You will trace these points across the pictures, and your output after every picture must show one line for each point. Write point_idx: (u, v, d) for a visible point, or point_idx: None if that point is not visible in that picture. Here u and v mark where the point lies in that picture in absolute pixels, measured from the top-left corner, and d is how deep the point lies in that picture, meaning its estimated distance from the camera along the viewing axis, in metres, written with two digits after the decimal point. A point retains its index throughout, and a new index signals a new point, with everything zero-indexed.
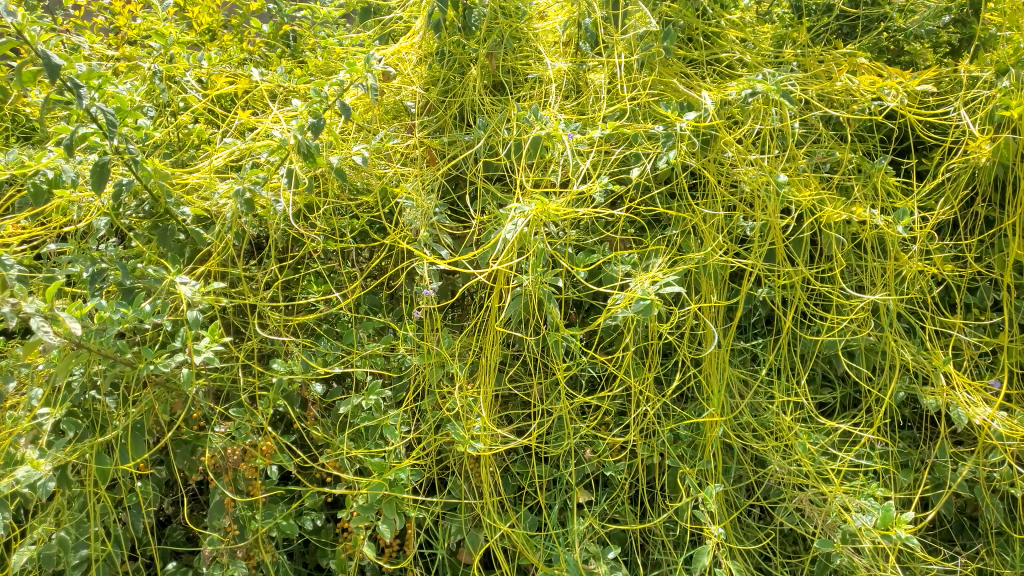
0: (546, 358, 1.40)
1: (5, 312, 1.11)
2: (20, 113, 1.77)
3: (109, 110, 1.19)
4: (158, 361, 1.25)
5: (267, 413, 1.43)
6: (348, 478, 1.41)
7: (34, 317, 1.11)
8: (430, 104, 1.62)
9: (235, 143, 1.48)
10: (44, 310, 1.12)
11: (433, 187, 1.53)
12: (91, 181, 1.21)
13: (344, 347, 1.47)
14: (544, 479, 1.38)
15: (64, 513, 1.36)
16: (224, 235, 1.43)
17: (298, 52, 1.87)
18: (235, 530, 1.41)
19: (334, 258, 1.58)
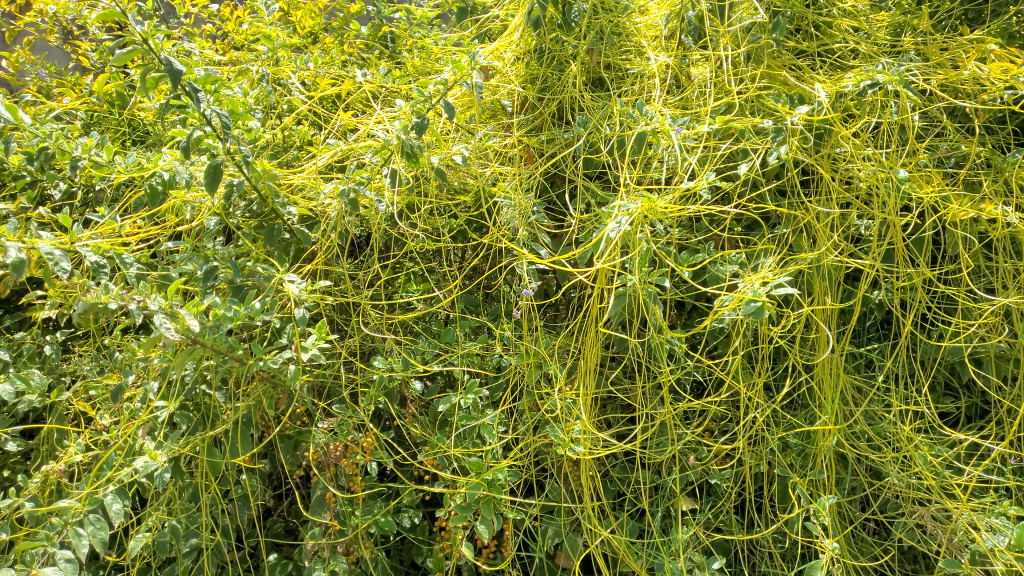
0: (650, 362, 1.35)
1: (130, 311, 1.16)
2: (136, 118, 1.86)
3: (224, 112, 1.22)
4: (267, 357, 1.28)
5: (368, 409, 1.45)
6: (447, 477, 1.41)
7: (157, 313, 1.17)
8: (528, 102, 1.59)
9: (339, 144, 1.51)
10: (165, 307, 1.19)
11: (531, 185, 1.51)
12: (205, 181, 1.25)
13: (443, 346, 1.47)
14: (645, 485, 1.34)
15: (176, 503, 1.41)
16: (328, 234, 1.47)
17: (395, 53, 1.90)
18: (337, 525, 1.43)
19: (432, 257, 1.59)
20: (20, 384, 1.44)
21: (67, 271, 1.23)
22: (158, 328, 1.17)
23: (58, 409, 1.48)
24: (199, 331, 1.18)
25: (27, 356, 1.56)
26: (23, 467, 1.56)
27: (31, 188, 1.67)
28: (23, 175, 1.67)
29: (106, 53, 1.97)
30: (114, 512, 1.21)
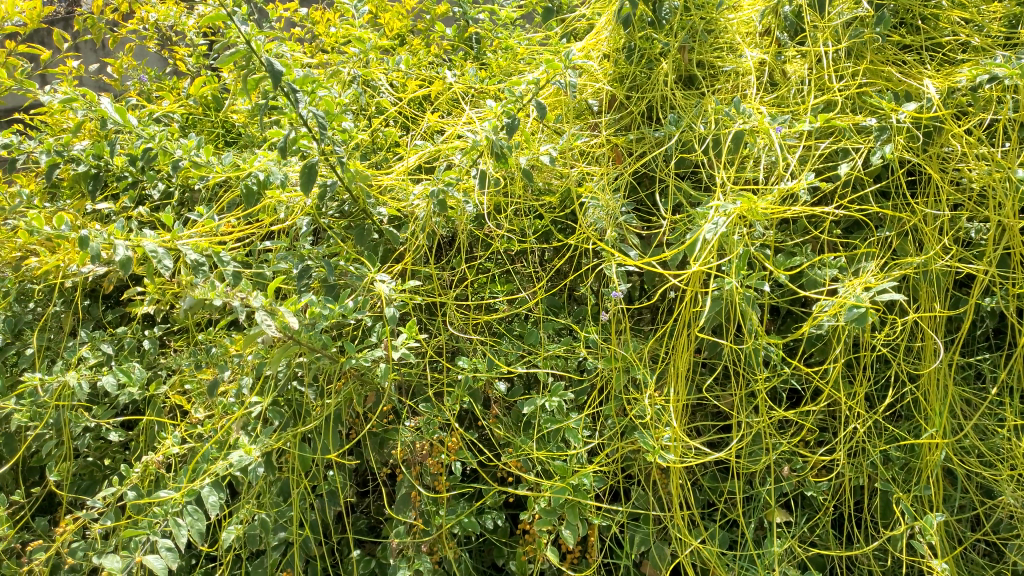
0: (744, 368, 1.31)
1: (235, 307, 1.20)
2: (230, 120, 1.91)
3: (321, 114, 1.25)
4: (359, 356, 1.30)
5: (453, 409, 1.45)
6: (531, 480, 1.40)
7: (259, 311, 1.20)
8: (617, 101, 1.56)
9: (427, 145, 1.51)
10: (266, 305, 1.22)
11: (619, 186, 1.48)
12: (301, 182, 1.27)
13: (528, 347, 1.46)
14: (737, 495, 1.30)
15: (266, 497, 1.44)
16: (416, 235, 1.48)
17: (481, 54, 1.90)
18: (421, 524, 1.43)
19: (517, 257, 1.58)
20: (123, 377, 1.49)
21: (171, 269, 1.27)
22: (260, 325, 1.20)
23: (157, 401, 1.53)
24: (299, 329, 1.20)
25: (128, 350, 1.62)
26: (123, 457, 1.62)
27: (133, 189, 1.73)
28: (126, 176, 1.74)
29: (203, 58, 2.03)
30: (211, 504, 1.23)
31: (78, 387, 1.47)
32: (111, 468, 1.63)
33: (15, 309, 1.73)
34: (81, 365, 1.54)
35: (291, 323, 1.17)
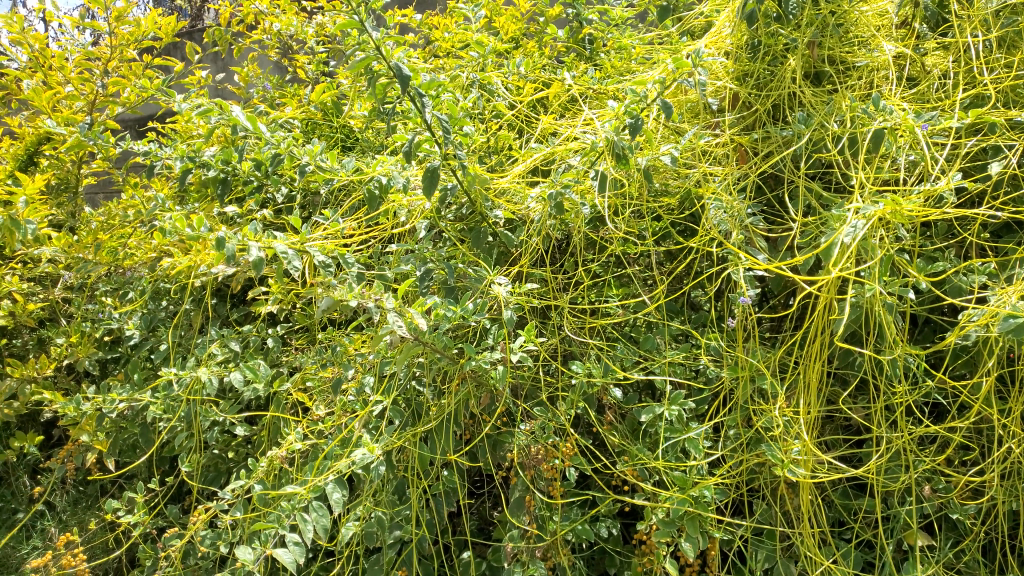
0: (881, 381, 1.24)
1: (368, 308, 1.25)
2: (348, 126, 1.96)
3: (445, 118, 1.26)
4: (478, 357, 1.30)
5: (568, 414, 1.43)
6: (648, 490, 1.37)
7: (391, 312, 1.23)
8: (740, 99, 1.49)
9: (544, 148, 1.50)
10: (398, 306, 1.26)
11: (744, 187, 1.43)
12: (423, 185, 1.28)
13: (645, 354, 1.43)
14: (873, 515, 1.23)
15: (382, 495, 1.45)
16: (531, 238, 1.47)
17: (594, 55, 1.88)
18: (535, 530, 1.42)
19: (635, 260, 1.55)
20: (250, 374, 1.55)
21: (299, 269, 1.31)
22: (391, 326, 1.23)
23: (280, 398, 1.58)
24: (426, 330, 1.21)
25: (254, 348, 1.68)
26: (247, 451, 1.69)
27: (258, 193, 1.80)
28: (252, 181, 1.81)
29: (323, 66, 2.10)
30: (335, 501, 1.26)
31: (209, 382, 1.54)
32: (235, 461, 1.70)
33: (151, 306, 1.83)
34: (211, 362, 1.61)
35: (420, 324, 1.19)
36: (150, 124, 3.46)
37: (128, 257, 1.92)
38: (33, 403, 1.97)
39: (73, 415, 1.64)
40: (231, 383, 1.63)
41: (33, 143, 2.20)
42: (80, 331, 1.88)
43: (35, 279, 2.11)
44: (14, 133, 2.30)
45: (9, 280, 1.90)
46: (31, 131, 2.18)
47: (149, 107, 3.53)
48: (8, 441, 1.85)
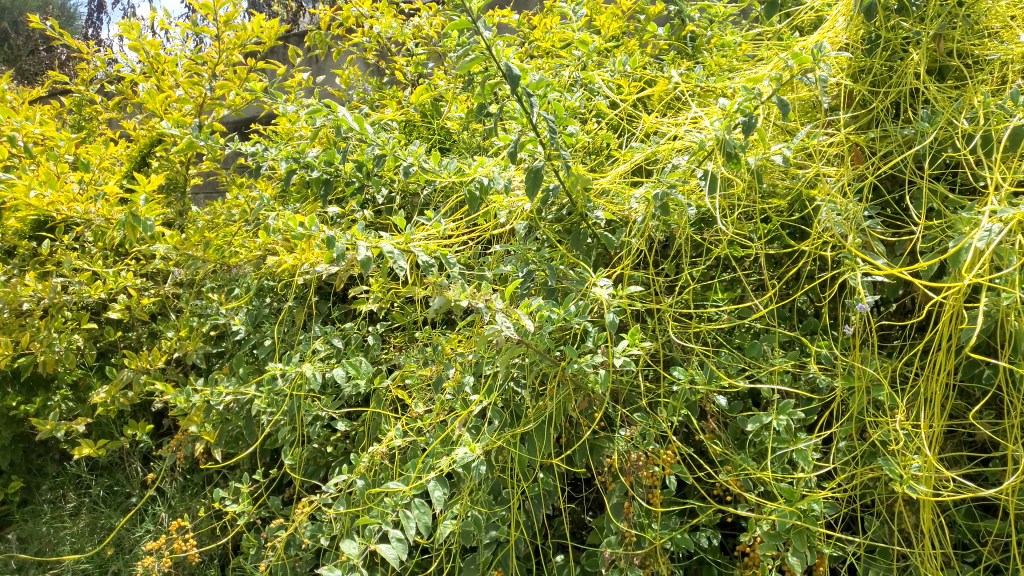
0: (1014, 395, 1.17)
1: (478, 308, 1.24)
2: (446, 127, 1.99)
3: (552, 118, 1.25)
4: (580, 360, 1.28)
5: (669, 420, 1.41)
6: (752, 500, 1.32)
7: (499, 312, 1.22)
8: (857, 97, 1.43)
9: (648, 148, 1.48)
10: (506, 307, 1.24)
11: (860, 188, 1.37)
12: (526, 185, 1.28)
13: (751, 361, 1.38)
14: (1002, 538, 1.15)
15: (478, 494, 1.44)
16: (632, 240, 1.44)
17: (697, 52, 1.84)
18: (633, 537, 1.39)
19: (740, 264, 1.51)
20: (352, 370, 1.58)
21: (404, 269, 1.35)
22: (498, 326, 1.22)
23: (380, 394, 1.61)
24: (533, 330, 1.20)
25: (355, 345, 1.72)
26: (346, 446, 1.72)
27: (360, 194, 1.84)
28: (354, 181, 1.85)
29: (422, 68, 2.13)
30: (436, 498, 1.28)
31: (313, 378, 1.58)
32: (333, 455, 1.72)
33: (256, 303, 1.90)
34: (315, 358, 1.66)
35: (530, 324, 1.17)
36: (252, 126, 3.60)
37: (234, 255, 2.00)
38: (146, 393, 2.08)
39: (184, 406, 1.71)
40: (332, 379, 1.67)
41: (148, 145, 2.32)
42: (190, 326, 1.97)
43: (149, 275, 2.22)
44: (129, 136, 2.42)
45: (125, 276, 2.00)
46: (147, 134, 2.30)
47: (252, 109, 3.67)
48: (124, 429, 1.95)
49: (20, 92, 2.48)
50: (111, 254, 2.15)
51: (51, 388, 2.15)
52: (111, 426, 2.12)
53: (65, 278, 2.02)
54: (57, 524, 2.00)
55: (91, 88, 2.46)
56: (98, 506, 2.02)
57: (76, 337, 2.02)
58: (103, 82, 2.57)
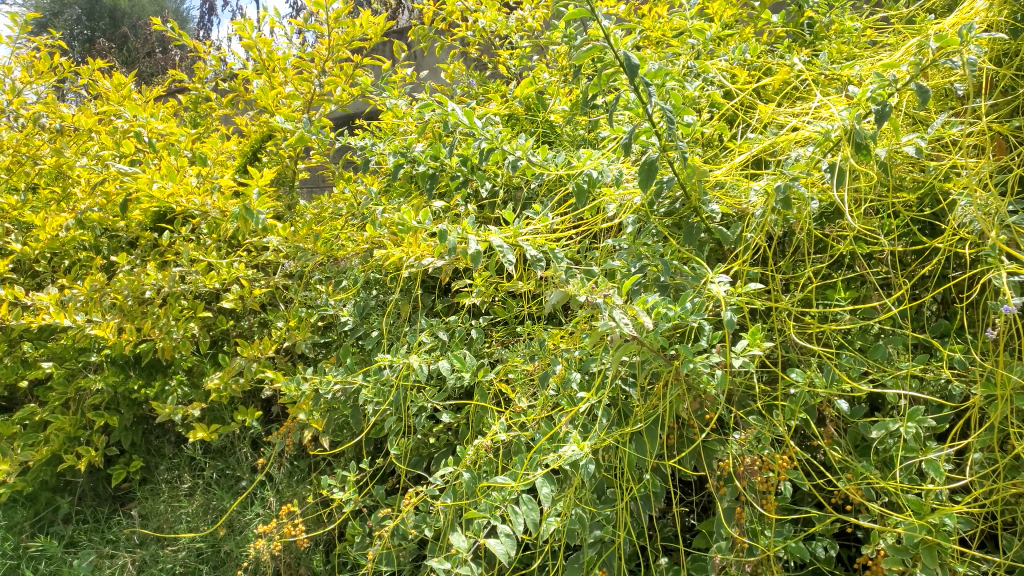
0: None
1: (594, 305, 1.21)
2: (552, 121, 1.98)
3: (670, 107, 1.21)
4: (696, 359, 1.23)
5: (786, 424, 1.35)
6: (876, 512, 1.25)
7: (616, 309, 1.19)
8: (1001, 83, 1.33)
9: (767, 139, 1.42)
10: (624, 306, 1.21)
11: (1003, 181, 1.28)
12: (640, 178, 1.25)
13: (876, 364, 1.31)
14: None
15: (582, 493, 1.41)
16: (749, 235, 1.39)
17: (815, 39, 1.77)
18: (745, 543, 1.34)
19: (864, 262, 1.43)
20: (457, 363, 1.59)
21: (514, 263, 1.35)
22: (615, 324, 1.19)
23: (484, 387, 1.62)
24: (650, 327, 1.16)
25: (459, 339, 1.73)
26: (449, 439, 1.73)
27: (465, 187, 1.86)
28: (459, 176, 1.86)
29: (526, 62, 2.13)
30: (544, 495, 1.27)
31: (419, 369, 1.60)
32: (436, 446, 1.76)
33: (363, 295, 1.95)
34: (421, 350, 1.68)
35: (651, 321, 1.14)
36: (355, 121, 3.69)
37: (341, 248, 2.05)
38: (256, 380, 2.15)
39: (295, 394, 1.76)
40: (437, 371, 1.68)
41: (259, 140, 2.40)
42: (299, 316, 2.03)
43: (260, 266, 2.30)
44: (242, 131, 2.52)
45: (238, 267, 2.08)
46: (258, 129, 2.38)
47: (355, 105, 3.76)
48: (236, 414, 2.02)
49: (143, 90, 2.61)
50: (225, 246, 2.24)
51: (168, 373, 2.26)
52: (223, 411, 2.21)
53: (183, 268, 2.11)
54: (174, 503, 2.11)
55: (207, 85, 2.56)
56: (211, 488, 2.12)
57: (192, 325, 2.11)
58: (217, 80, 2.67)
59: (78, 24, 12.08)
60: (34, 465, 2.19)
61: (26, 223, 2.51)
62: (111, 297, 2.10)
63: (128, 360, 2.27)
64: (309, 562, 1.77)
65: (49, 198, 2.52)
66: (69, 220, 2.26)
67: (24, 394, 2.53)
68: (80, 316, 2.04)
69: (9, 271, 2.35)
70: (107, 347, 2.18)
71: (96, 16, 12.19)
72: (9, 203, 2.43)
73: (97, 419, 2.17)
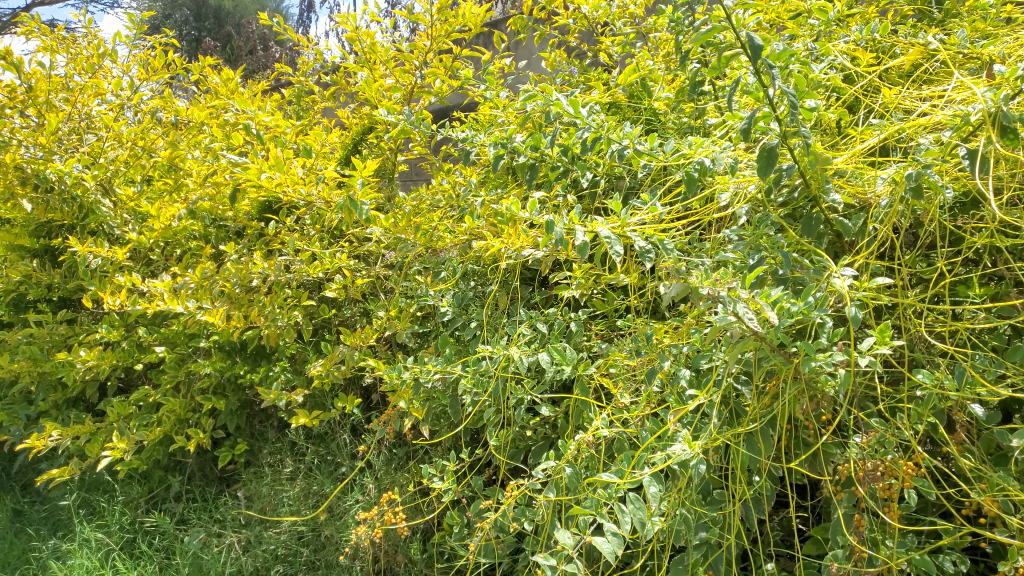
0: None
1: (717, 298, 1.13)
2: (656, 110, 1.94)
3: (793, 89, 1.14)
4: (818, 357, 1.16)
5: (912, 428, 1.26)
6: (1015, 526, 1.16)
7: (741, 303, 1.11)
8: None
9: (895, 124, 1.34)
10: (749, 300, 1.14)
11: None
12: (759, 165, 1.19)
13: (1017, 367, 1.21)
14: None
15: (685, 493, 1.34)
16: (873, 226, 1.31)
17: (945, 18, 1.66)
18: (864, 553, 1.25)
19: (1002, 257, 1.33)
20: (558, 356, 1.57)
21: (622, 254, 1.31)
22: (739, 318, 1.11)
23: (585, 382, 1.58)
24: (777, 324, 1.09)
25: (560, 331, 1.71)
26: (547, 432, 1.72)
27: (566, 177, 1.84)
28: (559, 166, 1.84)
29: (630, 48, 2.10)
30: (652, 495, 1.23)
31: (520, 361, 1.59)
32: (534, 439, 1.74)
33: (461, 285, 1.97)
34: (522, 341, 1.67)
35: (774, 318, 1.07)
36: (451, 114, 3.73)
37: (441, 239, 2.06)
38: (357, 368, 2.19)
39: (396, 383, 1.77)
40: (538, 363, 1.67)
41: (360, 133, 2.47)
42: (399, 306, 2.06)
43: (361, 257, 2.34)
44: (345, 124, 2.58)
45: (340, 258, 2.14)
46: (359, 121, 2.46)
47: (454, 97, 3.80)
48: (337, 401, 2.07)
49: (250, 84, 2.71)
50: (328, 236, 2.29)
51: (272, 359, 2.32)
52: (324, 398, 2.26)
53: (288, 257, 2.17)
54: (277, 486, 2.17)
55: (311, 78, 2.63)
56: (312, 472, 2.17)
57: (296, 313, 2.16)
58: (320, 73, 2.73)
59: (186, 25, 12.65)
60: (147, 444, 2.29)
61: (142, 213, 2.64)
62: (220, 284, 2.17)
63: (234, 346, 2.34)
64: (406, 550, 1.80)
65: (163, 188, 2.68)
66: (182, 210, 2.35)
67: (138, 376, 2.65)
68: (192, 303, 2.12)
69: (127, 259, 2.47)
70: (215, 333, 2.26)
71: (203, 17, 12.75)
72: (127, 194, 2.56)
73: (206, 403, 2.25)
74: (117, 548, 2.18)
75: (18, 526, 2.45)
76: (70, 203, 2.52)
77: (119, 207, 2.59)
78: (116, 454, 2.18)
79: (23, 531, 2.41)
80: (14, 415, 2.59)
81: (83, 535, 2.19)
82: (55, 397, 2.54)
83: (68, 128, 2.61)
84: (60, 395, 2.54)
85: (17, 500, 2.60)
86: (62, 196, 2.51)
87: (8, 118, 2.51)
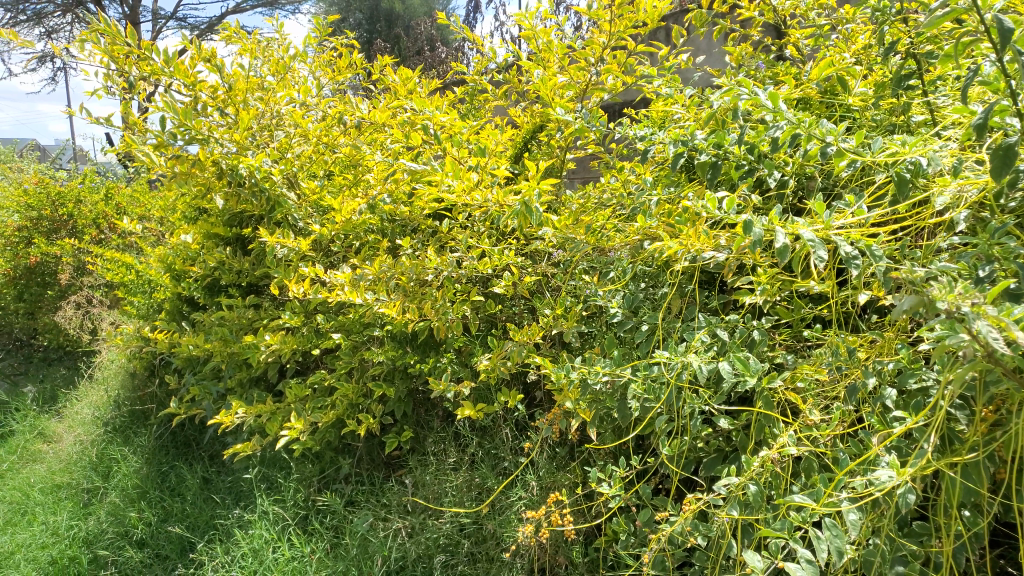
0: None
1: (959, 311, 1.00)
2: (854, 106, 1.80)
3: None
4: None
5: None
6: None
7: (984, 320, 0.97)
8: None
9: None
10: (994, 319, 0.99)
11: None
12: (994, 165, 1.05)
13: None
14: None
15: (882, 523, 1.24)
16: None
17: None
18: None
19: None
20: (740, 365, 1.49)
21: (826, 260, 1.23)
22: (980, 338, 0.97)
23: (769, 396, 1.49)
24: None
25: (741, 339, 1.62)
26: (721, 444, 1.65)
27: (751, 176, 1.75)
28: (745, 165, 1.75)
29: (825, 40, 1.98)
30: (850, 524, 1.16)
31: (699, 369, 1.52)
32: (706, 451, 1.67)
33: (633, 287, 1.93)
34: (700, 348, 1.60)
35: (1023, 339, 0.94)
36: (624, 110, 3.68)
37: (611, 239, 2.03)
38: (523, 365, 2.20)
39: (564, 383, 1.75)
40: (717, 372, 1.59)
41: (530, 133, 2.55)
42: (566, 305, 2.04)
43: (529, 254, 2.35)
44: (517, 122, 2.61)
45: (509, 254, 2.17)
46: (530, 121, 2.54)
47: (626, 94, 3.74)
48: (502, 397, 2.08)
49: (426, 83, 2.81)
50: (498, 234, 2.32)
51: (440, 351, 2.38)
52: (489, 393, 2.29)
53: (460, 254, 2.22)
54: (441, 475, 2.21)
55: (485, 77, 2.67)
56: (474, 465, 2.20)
57: (465, 308, 2.20)
58: (492, 72, 2.77)
59: (361, 28, 13.39)
60: (321, 426, 2.41)
61: (323, 206, 2.77)
62: (395, 278, 2.24)
63: (405, 337, 2.42)
64: (568, 551, 1.83)
65: (343, 184, 2.82)
66: (362, 205, 2.46)
67: (314, 360, 2.80)
68: (369, 295, 2.21)
69: (310, 250, 2.61)
70: (388, 324, 2.34)
71: (376, 20, 13.43)
72: (311, 188, 2.70)
73: (377, 390, 2.34)
74: (292, 523, 2.33)
75: (207, 493, 2.67)
76: (259, 195, 2.66)
77: (303, 201, 2.72)
78: (294, 433, 2.31)
79: (211, 498, 2.63)
80: (206, 390, 2.82)
81: (263, 508, 2.36)
82: (241, 375, 2.73)
83: (260, 124, 2.79)
84: (246, 375, 2.73)
85: (206, 469, 2.84)
86: (253, 189, 2.68)
87: (210, 117, 2.68)
